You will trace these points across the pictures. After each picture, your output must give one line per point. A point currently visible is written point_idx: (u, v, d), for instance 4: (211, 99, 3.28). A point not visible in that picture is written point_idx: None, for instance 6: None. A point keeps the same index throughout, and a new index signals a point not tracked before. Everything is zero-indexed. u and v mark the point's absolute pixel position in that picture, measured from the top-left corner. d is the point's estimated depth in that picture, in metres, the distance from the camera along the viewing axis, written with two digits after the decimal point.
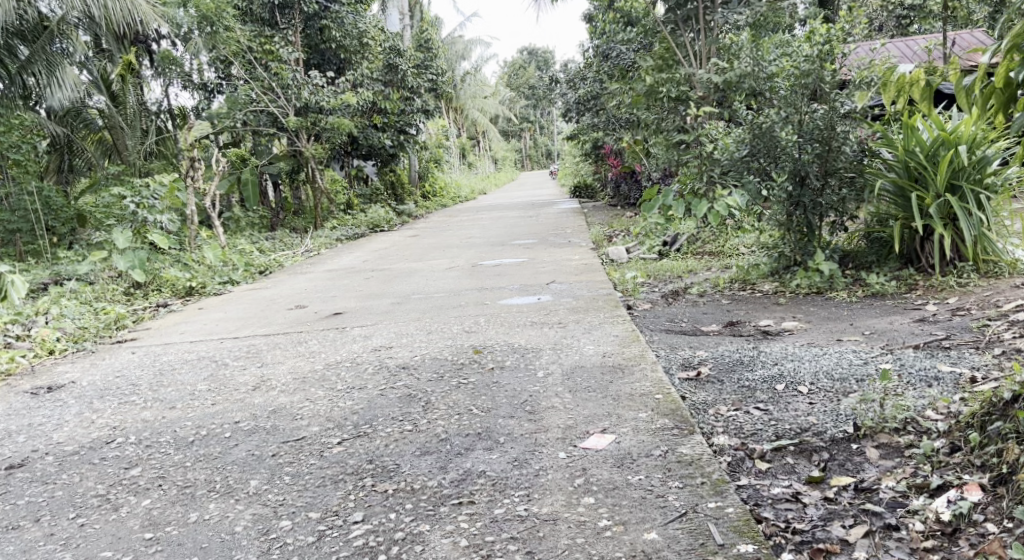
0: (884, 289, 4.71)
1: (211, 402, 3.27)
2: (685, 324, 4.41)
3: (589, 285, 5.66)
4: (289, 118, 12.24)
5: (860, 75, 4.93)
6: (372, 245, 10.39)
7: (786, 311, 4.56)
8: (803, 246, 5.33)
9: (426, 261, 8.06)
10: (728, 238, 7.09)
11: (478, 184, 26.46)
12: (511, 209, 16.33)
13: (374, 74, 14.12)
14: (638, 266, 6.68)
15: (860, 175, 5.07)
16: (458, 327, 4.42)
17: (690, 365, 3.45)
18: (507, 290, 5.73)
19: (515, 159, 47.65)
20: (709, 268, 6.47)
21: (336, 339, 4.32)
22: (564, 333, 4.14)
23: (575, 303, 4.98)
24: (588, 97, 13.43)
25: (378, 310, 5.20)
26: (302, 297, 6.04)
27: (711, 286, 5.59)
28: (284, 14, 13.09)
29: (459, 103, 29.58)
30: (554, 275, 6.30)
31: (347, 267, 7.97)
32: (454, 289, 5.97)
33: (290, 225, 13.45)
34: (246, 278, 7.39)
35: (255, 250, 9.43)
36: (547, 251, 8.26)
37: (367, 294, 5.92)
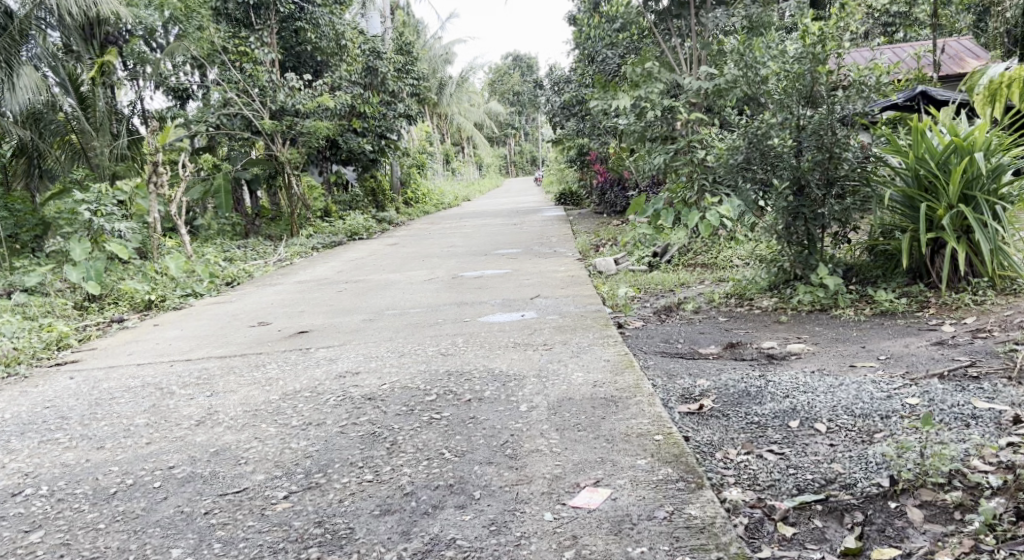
0: (893, 307, 4.35)
1: (145, 441, 2.87)
2: (681, 346, 4.04)
3: (576, 300, 5.29)
4: (263, 121, 11.82)
5: (859, 76, 4.58)
6: (348, 255, 9.99)
7: (790, 331, 4.21)
8: (805, 259, 4.96)
9: (403, 272, 7.67)
10: (722, 249, 6.75)
11: (462, 191, 26.10)
12: (494, 216, 15.95)
13: (352, 76, 13.75)
14: (628, 279, 6.33)
15: (864, 185, 4.74)
16: (432, 349, 4.03)
17: (691, 397, 3.09)
18: (486, 305, 5.35)
19: (500, 166, 47.36)
20: (702, 281, 6.13)
21: (298, 363, 3.93)
22: (549, 356, 3.77)
23: (560, 321, 4.62)
24: (574, 102, 13.11)
25: (347, 327, 4.81)
26: (268, 313, 5.62)
27: (706, 302, 5.23)
28: (259, 14, 12.74)
29: (443, 109, 29.25)
30: (537, 289, 5.94)
31: (321, 278, 7.56)
32: (431, 303, 5.58)
33: (265, 232, 13.00)
34: (211, 290, 6.99)
35: (224, 260, 9.02)
36: (531, 261, 7.89)
37: (336, 309, 5.53)
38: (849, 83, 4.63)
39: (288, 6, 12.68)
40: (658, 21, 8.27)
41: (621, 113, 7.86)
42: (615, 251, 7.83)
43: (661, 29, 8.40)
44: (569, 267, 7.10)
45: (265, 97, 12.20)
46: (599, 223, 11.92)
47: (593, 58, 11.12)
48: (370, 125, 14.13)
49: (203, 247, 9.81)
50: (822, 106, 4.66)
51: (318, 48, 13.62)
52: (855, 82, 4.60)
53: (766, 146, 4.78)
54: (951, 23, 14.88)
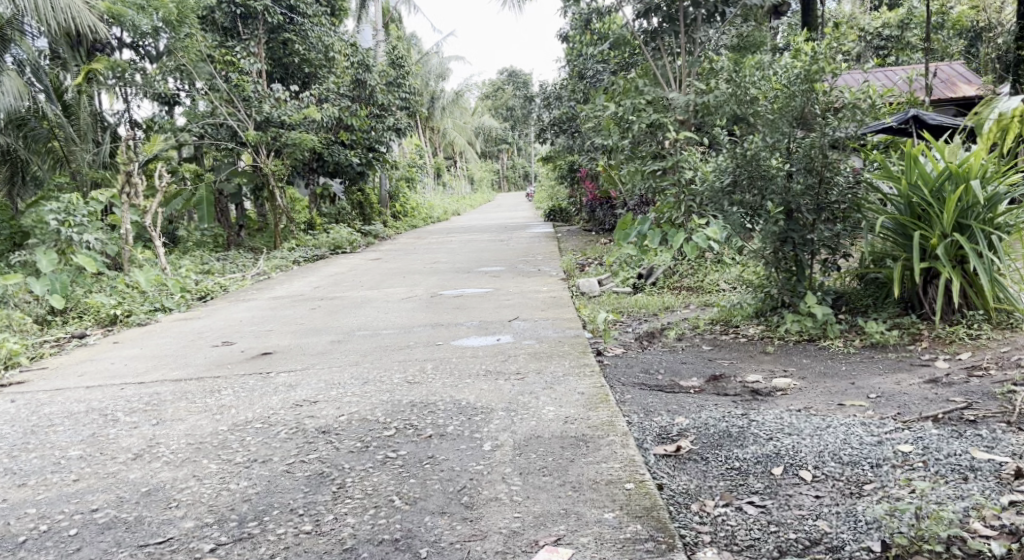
0: (885, 340, 4.16)
1: (74, 480, 2.65)
2: (661, 377, 3.82)
3: (555, 324, 5.08)
4: (247, 132, 11.60)
5: (854, 97, 4.39)
6: (329, 269, 9.77)
7: (776, 363, 4.01)
8: (793, 286, 4.77)
9: (381, 289, 7.45)
10: (709, 272, 6.55)
11: (452, 206, 25.86)
12: (481, 232, 15.73)
13: (341, 89, 13.55)
14: (611, 301, 6.12)
15: (856, 212, 4.56)
16: (397, 377, 3.80)
17: (669, 438, 2.87)
18: (462, 328, 5.13)
19: (492, 181, 47.25)
20: (688, 305, 5.94)
21: (255, 390, 3.71)
22: (521, 386, 3.54)
23: (536, 346, 4.40)
24: (564, 119, 12.96)
25: (314, 350, 4.58)
26: (235, 331, 5.38)
27: (691, 328, 5.03)
28: (247, 24, 12.62)
29: (437, 122, 29.13)
30: (516, 311, 5.72)
31: (297, 294, 7.32)
32: (406, 324, 5.36)
33: (247, 245, 12.74)
34: (180, 305, 6.74)
35: (200, 274, 8.79)
36: (513, 281, 7.67)
37: (306, 329, 5.30)
38: (843, 103, 4.43)
39: (276, 15, 12.56)
40: (648, 40, 8.10)
41: (610, 130, 7.68)
42: (599, 271, 7.63)
43: (651, 48, 8.24)
44: (551, 288, 6.89)
45: (250, 107, 11.96)
46: (587, 242, 11.72)
47: (584, 75, 10.98)
48: (358, 138, 13.93)
49: (179, 260, 9.57)
50: (815, 129, 4.48)
51: (306, 59, 13.49)
52: (849, 103, 4.40)
53: (756, 167, 4.58)
54: (943, 48, 14.82)
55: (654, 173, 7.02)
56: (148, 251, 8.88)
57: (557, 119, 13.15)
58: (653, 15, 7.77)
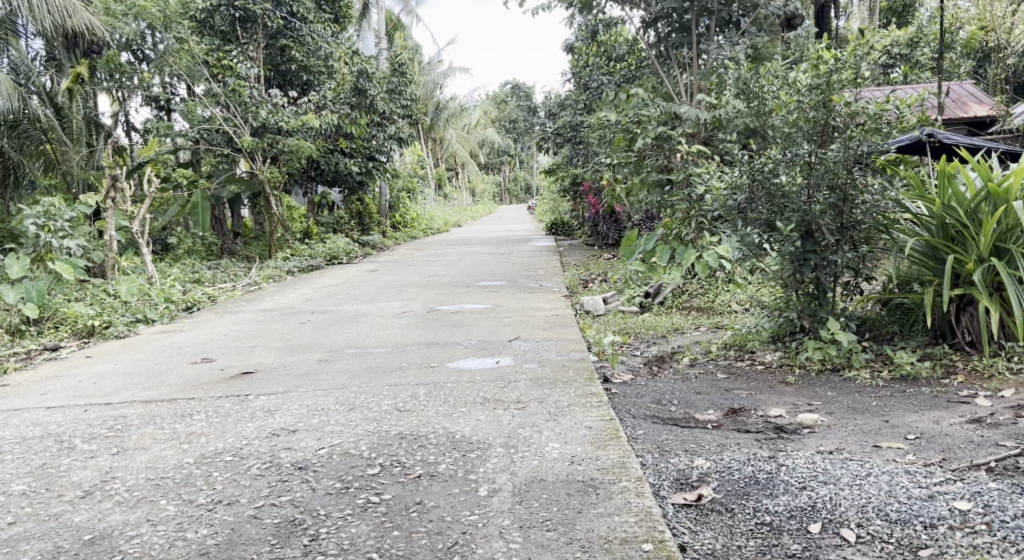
0: (916, 372, 3.85)
1: (10, 525, 2.39)
2: (674, 409, 3.50)
3: (558, 346, 4.76)
4: (243, 138, 11.33)
5: (877, 110, 4.10)
6: (324, 281, 9.46)
7: (799, 396, 3.70)
8: (813, 310, 4.45)
9: (376, 303, 7.13)
10: (720, 292, 6.26)
11: (452, 217, 25.59)
12: (481, 244, 15.46)
13: (341, 96, 13.28)
14: (617, 321, 5.82)
15: (884, 232, 4.28)
16: (386, 404, 3.48)
17: (688, 482, 2.57)
18: (459, 348, 4.81)
19: (493, 194, 47.07)
20: (698, 327, 5.65)
21: (231, 416, 3.39)
22: (522, 417, 3.23)
23: (538, 371, 4.09)
24: (568, 130, 12.69)
25: (299, 370, 4.26)
26: (217, 347, 5.06)
27: (703, 353, 4.71)
28: (246, 27, 12.32)
29: (439, 133, 28.93)
30: (516, 330, 5.40)
31: (288, 307, 7.01)
32: (399, 342, 5.04)
33: (242, 253, 12.42)
34: (163, 316, 6.40)
35: (188, 284, 8.47)
36: (513, 296, 7.37)
37: (292, 346, 4.98)
38: (866, 116, 4.14)
39: (276, 20, 12.26)
40: (655, 52, 7.84)
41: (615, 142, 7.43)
42: (604, 288, 7.33)
43: (660, 59, 7.97)
44: (554, 305, 6.58)
45: (247, 113, 11.70)
46: (589, 256, 11.45)
47: (589, 86, 10.71)
48: (358, 146, 13.68)
49: (170, 269, 9.30)
50: (836, 143, 4.19)
51: (306, 66, 13.23)
52: (872, 115, 4.12)
53: (773, 184, 4.26)
54: (954, 66, 14.60)
55: (661, 188, 6.78)
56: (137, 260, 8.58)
57: (561, 131, 12.87)
58: (661, 25, 7.50)
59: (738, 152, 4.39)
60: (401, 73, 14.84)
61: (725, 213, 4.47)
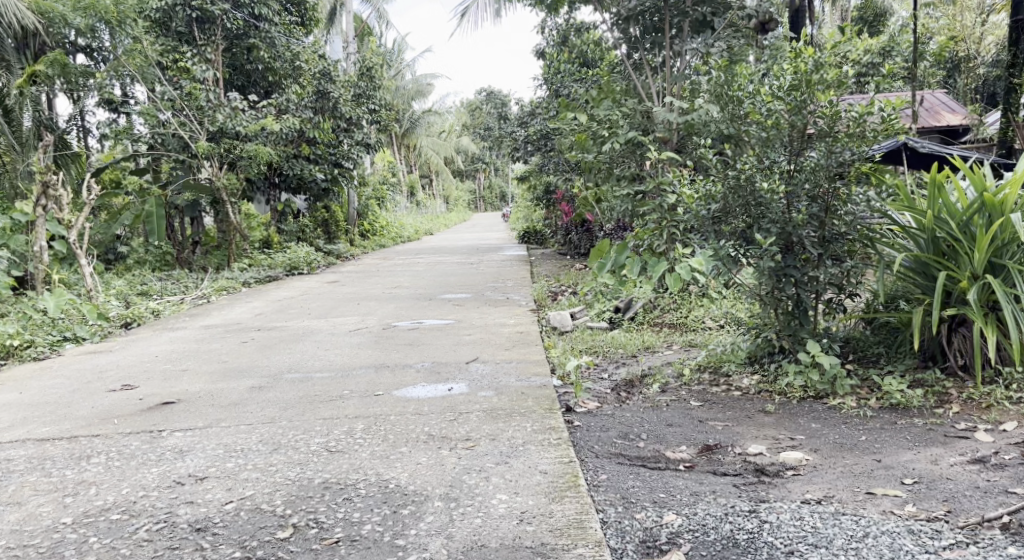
0: (907, 401, 3.49)
1: None
2: (642, 445, 3.11)
3: (518, 369, 4.37)
4: (199, 143, 10.83)
5: (861, 112, 3.75)
6: (279, 293, 9.01)
7: (780, 429, 3.33)
8: (794, 332, 4.04)
9: (330, 318, 6.70)
10: (694, 307, 5.92)
11: (424, 224, 25.13)
12: (451, 253, 15.06)
13: (304, 100, 12.83)
14: (584, 339, 5.45)
15: (869, 245, 3.96)
16: (315, 443, 3.07)
17: (654, 547, 2.26)
18: (410, 372, 4.39)
19: (469, 202, 46.70)
20: (670, 345, 5.29)
21: (136, 459, 2.98)
22: (470, 459, 2.82)
23: (493, 399, 3.70)
24: (539, 138, 12.34)
25: (226, 400, 3.84)
26: (143, 370, 4.64)
27: (676, 378, 4.33)
28: (204, 29, 11.83)
29: (413, 140, 28.50)
30: (475, 349, 5.00)
31: (235, 324, 6.56)
32: (346, 365, 4.61)
33: (199, 263, 11.84)
34: (95, 334, 5.96)
35: (133, 299, 8.01)
36: (477, 311, 6.96)
37: (226, 370, 4.55)
38: (849, 120, 3.80)
39: (235, 22, 11.86)
40: (628, 56, 7.53)
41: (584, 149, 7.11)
42: (573, 302, 6.96)
43: (634, 62, 7.63)
44: (518, 321, 6.20)
45: (204, 117, 11.22)
46: (561, 267, 11.09)
47: (561, 93, 10.37)
48: (323, 153, 13.24)
49: (114, 284, 8.83)
50: (818, 146, 3.86)
51: (270, 68, 12.74)
52: (855, 118, 3.76)
53: (750, 192, 3.91)
54: (929, 75, 14.51)
55: (633, 197, 6.45)
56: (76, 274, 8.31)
57: (532, 138, 12.50)
58: (635, 25, 7.17)
59: (713, 157, 4.04)
60: (369, 77, 14.37)
61: (696, 224, 4.11)
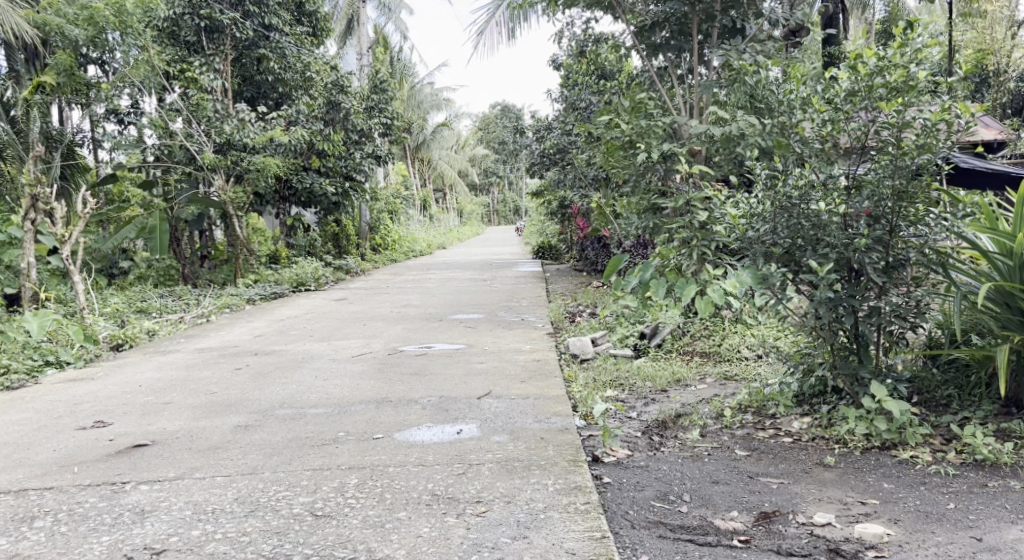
0: (995, 457, 2.99)
1: None
2: (685, 511, 2.64)
3: (536, 407, 3.91)
4: (204, 156, 10.48)
5: (934, 118, 3.25)
6: (283, 312, 8.58)
7: (846, 489, 2.83)
8: (855, 372, 3.52)
9: (332, 341, 6.26)
10: (726, 334, 5.44)
11: (436, 238, 24.72)
12: (464, 268, 14.62)
13: (314, 112, 12.44)
14: (607, 369, 4.97)
15: (940, 271, 3.45)
16: (299, 505, 2.64)
17: None
18: (414, 409, 3.92)
19: (482, 216, 46.29)
20: (703, 378, 4.80)
21: (91, 522, 2.55)
22: (480, 531, 2.44)
23: (509, 444, 3.24)
24: (555, 151, 11.87)
25: (208, 442, 3.41)
26: (123, 403, 4.21)
27: (716, 421, 3.83)
28: (212, 39, 11.58)
29: (427, 153, 28.14)
30: (487, 382, 4.52)
31: (231, 347, 6.12)
32: (345, 399, 4.15)
33: (205, 278, 11.44)
34: (79, 359, 5.55)
35: (125, 319, 7.59)
36: (490, 334, 6.49)
37: (213, 405, 4.11)
38: (918, 129, 3.32)
39: (246, 31, 11.53)
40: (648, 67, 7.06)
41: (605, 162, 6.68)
42: (592, 325, 6.48)
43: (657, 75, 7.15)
44: (535, 347, 5.72)
45: (210, 128, 10.87)
46: (577, 284, 10.63)
47: (579, 106, 9.95)
48: (333, 166, 12.87)
49: (112, 302, 8.45)
50: (883, 160, 3.40)
51: (281, 79, 12.42)
52: (928, 126, 3.27)
53: (803, 212, 3.44)
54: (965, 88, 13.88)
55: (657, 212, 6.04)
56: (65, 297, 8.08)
57: (548, 151, 12.04)
58: (659, 31, 6.62)
59: (761, 172, 3.54)
60: (381, 89, 13.98)
61: (740, 246, 3.62)
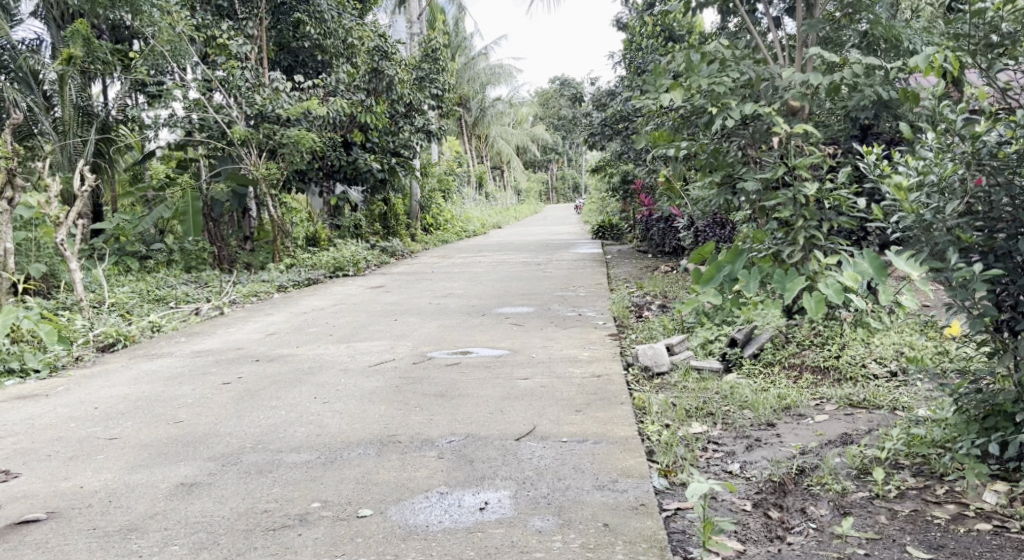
0: None
1: None
2: None
3: (596, 456, 2.81)
4: (234, 129, 9.47)
5: None
6: (310, 302, 7.62)
7: None
8: None
9: (352, 343, 5.24)
10: (845, 343, 4.19)
11: (493, 218, 23.57)
12: (518, 250, 13.48)
13: (355, 82, 11.38)
14: (692, 391, 3.79)
15: None
16: None
17: None
18: (428, 457, 2.83)
19: (540, 194, 45.03)
20: (822, 404, 3.61)
21: None
22: None
23: (557, 538, 2.17)
24: (618, 119, 10.58)
25: (128, 509, 2.42)
26: (56, 435, 3.26)
27: (858, 484, 2.66)
28: (246, 2, 10.59)
29: (484, 129, 27.01)
30: (530, 410, 3.42)
31: (233, 351, 5.12)
32: (338, 438, 3.09)
33: (240, 261, 10.52)
34: (47, 368, 4.66)
35: (128, 311, 6.69)
36: (541, 334, 5.38)
37: (165, 441, 3.11)
38: None
39: None
40: (723, 22, 5.68)
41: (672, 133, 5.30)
42: (664, 322, 5.29)
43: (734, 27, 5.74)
44: (596, 354, 4.59)
45: (241, 98, 9.83)
46: (641, 269, 9.41)
47: (644, 69, 8.68)
48: (379, 140, 11.87)
49: (124, 291, 7.62)
50: None
51: (320, 46, 11.39)
52: None
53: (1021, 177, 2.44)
54: None
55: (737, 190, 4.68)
56: (70, 289, 7.25)
57: (609, 120, 10.75)
58: None
59: (956, 119, 2.53)
60: (432, 58, 12.82)
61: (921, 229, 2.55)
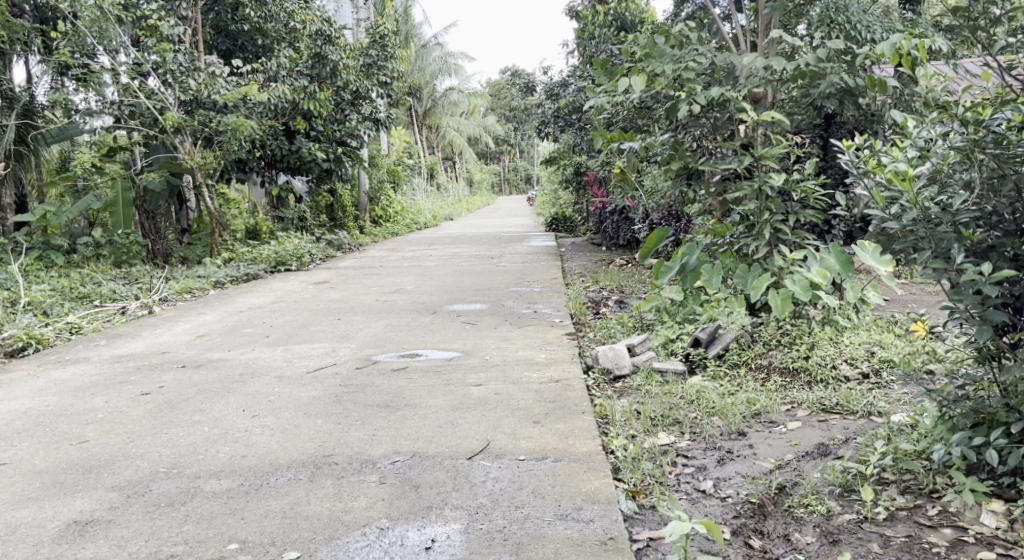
0: None
1: None
2: None
3: (557, 477, 2.52)
4: (166, 115, 8.92)
5: None
6: (248, 299, 7.17)
7: None
8: None
9: (290, 345, 4.85)
10: (813, 342, 3.97)
11: (444, 210, 23.12)
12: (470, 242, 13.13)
13: (298, 68, 10.87)
14: (656, 396, 3.52)
15: None
16: None
17: None
18: (367, 483, 2.50)
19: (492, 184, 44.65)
20: (791, 409, 3.37)
21: None
22: None
23: None
24: (572, 109, 10.29)
25: None
26: None
27: (845, 505, 2.42)
28: None
29: (435, 118, 26.50)
30: (483, 422, 3.11)
31: (158, 355, 4.69)
32: (266, 460, 2.74)
33: (177, 255, 9.94)
34: None
35: (44, 311, 6.16)
36: (494, 333, 5.07)
37: (63, 467, 2.73)
38: None
39: None
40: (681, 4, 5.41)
41: (630, 120, 5.01)
42: (622, 320, 5.02)
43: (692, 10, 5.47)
44: (552, 356, 4.30)
45: (175, 83, 9.26)
46: (596, 262, 9.17)
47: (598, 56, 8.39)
48: (323, 129, 11.39)
49: (43, 289, 7.07)
50: None
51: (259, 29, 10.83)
52: None
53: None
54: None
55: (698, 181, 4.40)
56: None
57: (561, 110, 10.46)
58: None
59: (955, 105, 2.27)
60: (380, 43, 12.32)
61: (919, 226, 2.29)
